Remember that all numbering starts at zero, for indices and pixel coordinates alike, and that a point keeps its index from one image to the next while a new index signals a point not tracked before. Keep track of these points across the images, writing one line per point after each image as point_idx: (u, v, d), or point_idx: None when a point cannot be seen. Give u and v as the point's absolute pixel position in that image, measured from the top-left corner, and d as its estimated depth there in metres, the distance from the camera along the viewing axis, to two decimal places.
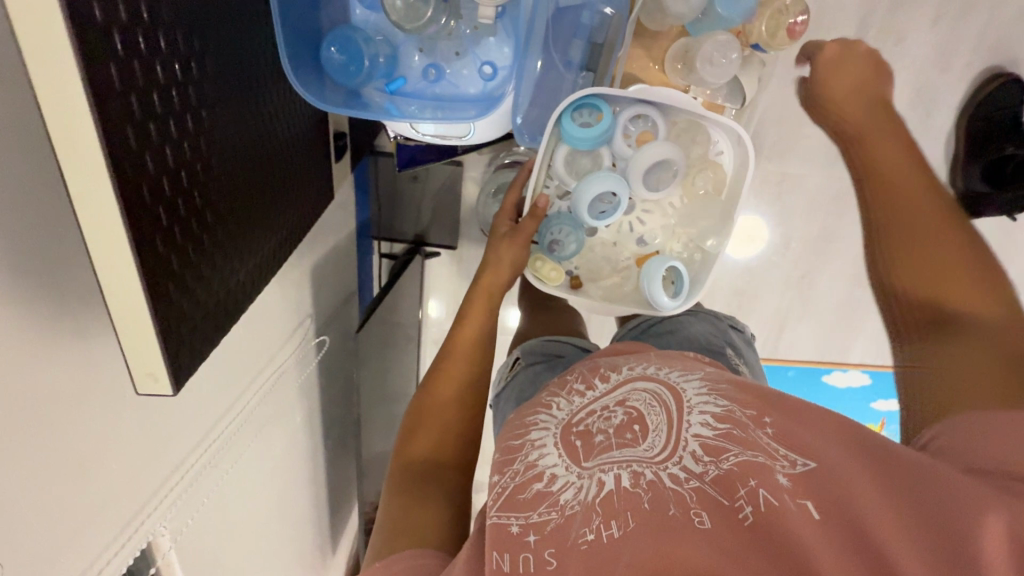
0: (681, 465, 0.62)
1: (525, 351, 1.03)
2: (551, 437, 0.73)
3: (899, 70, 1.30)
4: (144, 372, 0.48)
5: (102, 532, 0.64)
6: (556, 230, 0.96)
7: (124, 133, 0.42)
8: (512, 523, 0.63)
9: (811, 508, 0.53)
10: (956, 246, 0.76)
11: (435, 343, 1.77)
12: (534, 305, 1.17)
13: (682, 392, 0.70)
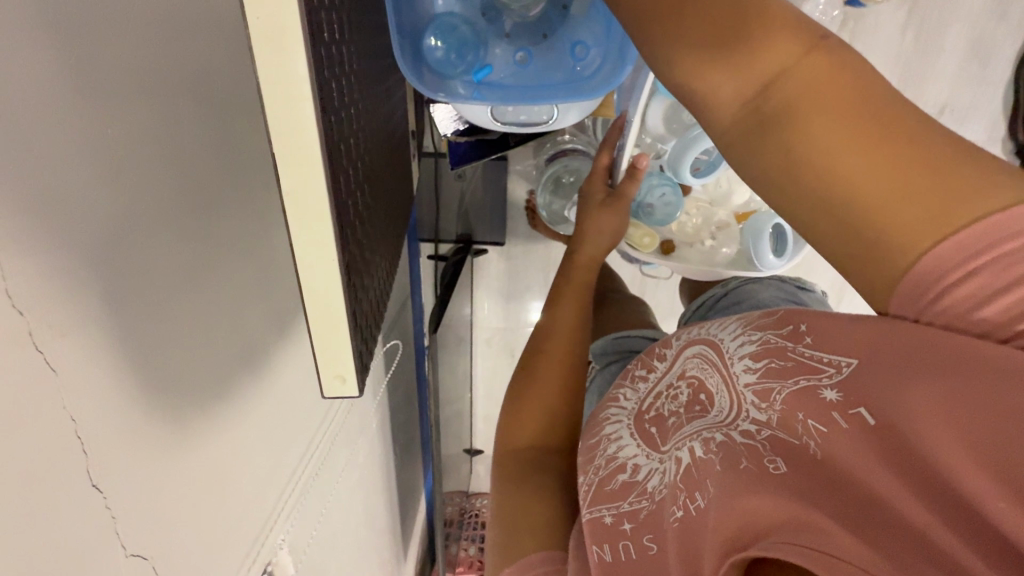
0: (750, 419, 0.57)
1: (597, 354, 0.97)
2: (625, 428, 0.71)
3: (954, 24, 1.26)
4: (332, 374, 0.37)
5: (237, 552, 0.63)
6: (654, 193, 0.98)
7: (330, 101, 0.33)
8: (605, 515, 0.62)
9: (866, 416, 0.46)
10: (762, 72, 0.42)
11: (486, 342, 1.76)
12: (599, 299, 1.16)
13: (721, 341, 0.65)
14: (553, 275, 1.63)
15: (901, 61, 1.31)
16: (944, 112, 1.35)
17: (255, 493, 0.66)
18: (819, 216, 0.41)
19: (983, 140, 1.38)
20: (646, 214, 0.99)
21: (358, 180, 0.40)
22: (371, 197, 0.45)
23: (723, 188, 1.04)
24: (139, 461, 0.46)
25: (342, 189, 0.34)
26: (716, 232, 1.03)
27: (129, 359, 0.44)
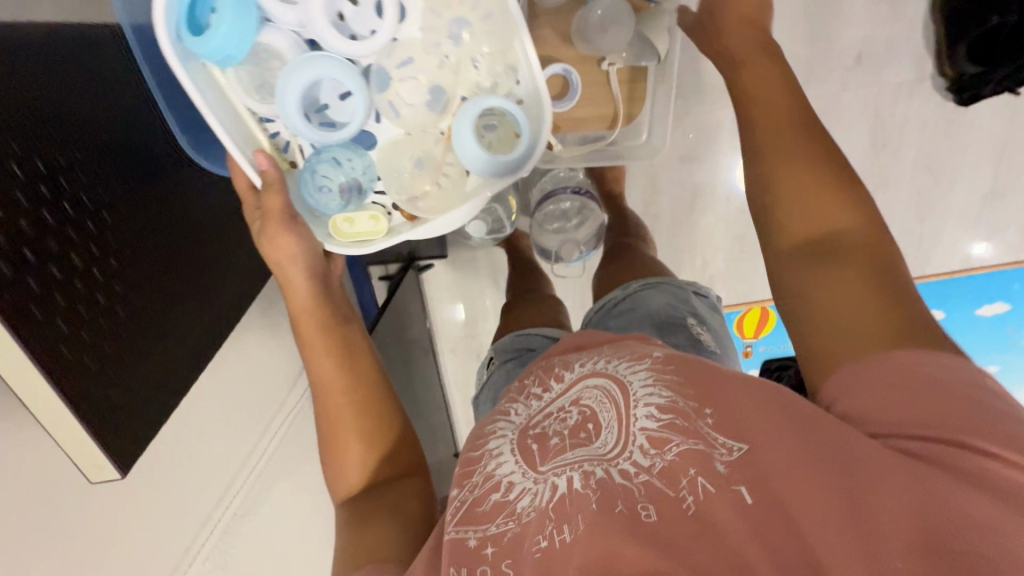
0: (630, 461, 0.61)
1: (498, 349, 1.03)
2: (507, 444, 0.69)
3: None
4: (92, 468, 0.68)
5: None
6: (325, 191, 0.87)
7: (6, 290, 0.57)
8: (470, 538, 0.62)
9: (745, 494, 0.54)
10: (827, 203, 0.67)
11: (452, 352, 1.81)
12: (514, 301, 1.20)
13: (627, 384, 0.67)
14: (503, 277, 1.67)
15: (807, 15, 1.27)
16: (862, 59, 1.30)
17: (146, 537, 0.81)
18: (847, 307, 0.61)
19: (911, 80, 1.32)
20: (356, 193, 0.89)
21: (101, 322, 0.68)
22: (123, 309, 0.71)
23: (394, 107, 0.90)
24: None
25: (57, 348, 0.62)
26: (443, 164, 0.92)
27: None
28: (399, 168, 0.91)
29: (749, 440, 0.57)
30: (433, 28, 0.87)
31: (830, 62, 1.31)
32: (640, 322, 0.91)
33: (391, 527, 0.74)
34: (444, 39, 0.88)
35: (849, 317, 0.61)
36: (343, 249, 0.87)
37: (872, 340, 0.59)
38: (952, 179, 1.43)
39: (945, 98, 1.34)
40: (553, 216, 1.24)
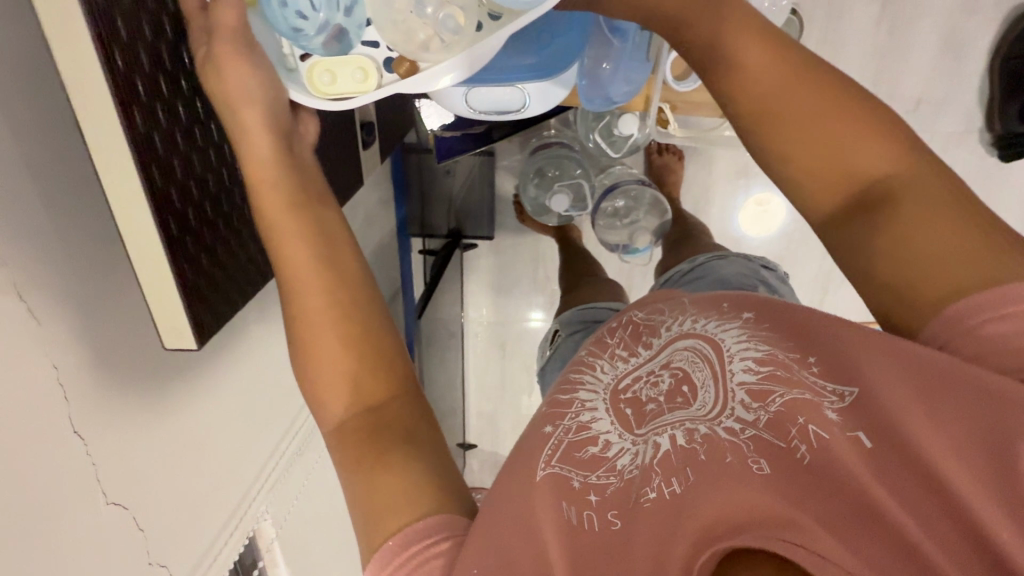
0: (734, 417, 0.53)
1: (562, 322, 0.98)
2: (600, 400, 0.62)
3: (925, 19, 1.30)
4: (170, 329, 0.58)
5: (211, 522, 0.70)
6: (291, 18, 0.60)
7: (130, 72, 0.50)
8: (573, 478, 0.55)
9: (864, 440, 0.45)
10: (830, 130, 0.53)
11: (477, 338, 1.79)
12: (573, 284, 1.20)
13: (719, 339, 0.59)
14: (541, 268, 1.67)
15: (877, 56, 1.33)
16: (920, 105, 1.37)
17: (230, 466, 0.73)
18: (914, 283, 0.49)
19: (961, 132, 1.39)
20: (348, 39, 0.62)
21: (199, 170, 0.60)
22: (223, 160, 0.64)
23: None
24: (105, 421, 0.54)
25: (160, 175, 0.53)
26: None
27: (89, 330, 0.53)
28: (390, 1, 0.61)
29: (859, 382, 0.49)
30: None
31: (890, 104, 1.38)
32: (708, 287, 0.83)
33: (397, 473, 0.52)
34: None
35: (932, 251, 0.48)
36: (315, 102, 0.62)
37: (979, 271, 0.46)
38: None
39: (988, 154, 1.41)
40: (606, 215, 1.28)
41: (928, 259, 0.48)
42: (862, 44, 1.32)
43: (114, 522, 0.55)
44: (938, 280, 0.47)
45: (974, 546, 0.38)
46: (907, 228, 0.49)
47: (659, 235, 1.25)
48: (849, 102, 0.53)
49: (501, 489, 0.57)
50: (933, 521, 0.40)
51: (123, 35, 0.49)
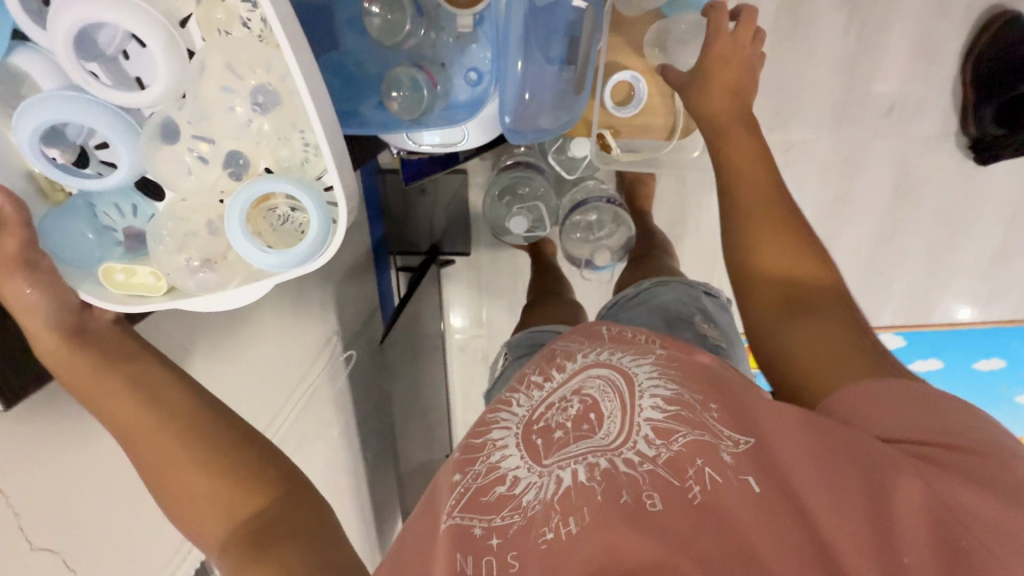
0: (635, 449, 0.54)
1: (511, 346, 0.97)
2: (512, 436, 0.60)
3: (896, 23, 1.27)
4: None
5: (159, 554, 0.77)
6: (80, 233, 0.60)
7: None
8: (475, 525, 0.53)
9: (752, 484, 0.50)
10: (760, 228, 0.70)
11: (461, 351, 1.81)
12: (537, 300, 1.21)
13: (631, 373, 0.60)
14: (520, 283, 1.69)
15: (847, 62, 1.32)
16: (893, 110, 1.35)
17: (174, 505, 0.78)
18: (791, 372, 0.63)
19: (937, 137, 1.37)
20: (145, 247, 0.63)
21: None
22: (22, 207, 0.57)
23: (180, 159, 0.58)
24: (17, 478, 0.56)
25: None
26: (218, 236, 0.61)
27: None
28: (176, 228, 0.60)
29: (755, 433, 0.53)
30: (223, 88, 0.57)
31: (862, 110, 1.36)
32: (646, 316, 0.83)
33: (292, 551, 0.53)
34: (239, 99, 0.58)
35: (816, 350, 0.62)
36: (105, 303, 0.59)
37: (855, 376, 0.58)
38: (969, 235, 1.46)
39: (966, 157, 1.38)
40: (578, 227, 1.26)
41: (810, 347, 0.62)
42: (833, 50, 1.31)
43: (42, 564, 0.59)
44: (803, 370, 0.62)
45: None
46: (795, 330, 0.64)
47: (625, 251, 1.25)
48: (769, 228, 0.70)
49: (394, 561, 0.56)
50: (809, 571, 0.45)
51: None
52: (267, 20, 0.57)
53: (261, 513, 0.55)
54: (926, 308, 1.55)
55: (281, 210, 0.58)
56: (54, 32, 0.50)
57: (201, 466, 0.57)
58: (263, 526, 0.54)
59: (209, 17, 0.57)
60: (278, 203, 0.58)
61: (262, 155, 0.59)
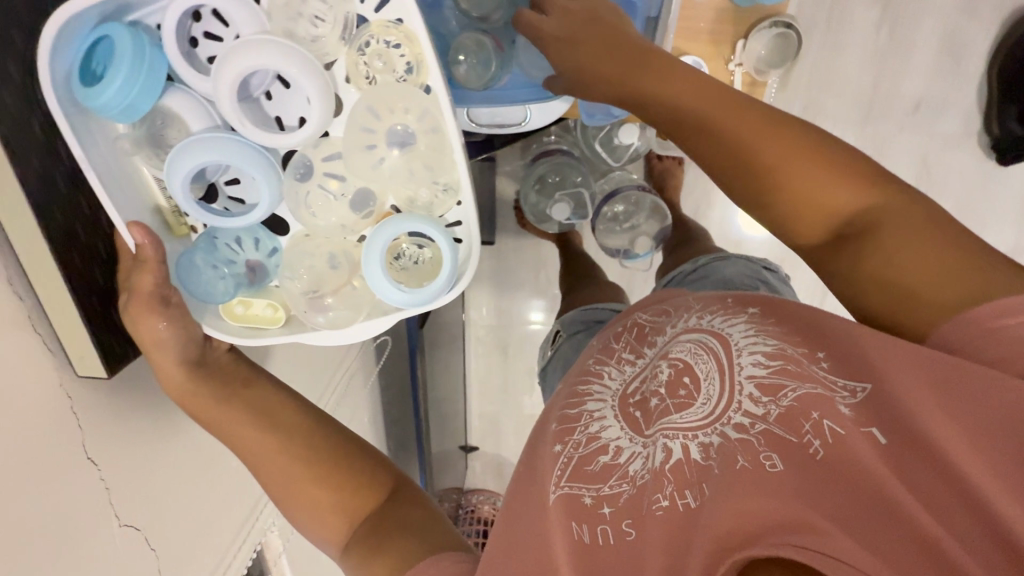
0: (741, 411, 0.50)
1: (565, 322, 0.96)
2: (609, 408, 0.60)
3: (925, 20, 1.28)
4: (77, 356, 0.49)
5: (221, 538, 0.67)
6: (210, 273, 0.55)
7: None
8: (583, 495, 0.54)
9: (877, 436, 0.44)
10: (790, 153, 0.53)
11: (480, 340, 1.79)
12: (576, 287, 1.19)
13: (725, 333, 0.55)
14: (544, 272, 1.68)
15: (877, 58, 1.31)
16: (919, 108, 1.35)
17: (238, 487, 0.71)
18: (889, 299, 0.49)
19: (959, 135, 1.38)
20: (266, 280, 0.58)
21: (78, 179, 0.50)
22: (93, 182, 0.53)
23: (305, 193, 0.55)
24: (105, 453, 0.51)
25: (55, 210, 0.47)
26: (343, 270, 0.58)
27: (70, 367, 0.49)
28: (301, 265, 0.57)
29: (874, 378, 0.46)
30: (365, 129, 0.54)
31: (892, 106, 1.35)
32: (709, 289, 0.82)
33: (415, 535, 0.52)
34: (379, 141, 0.54)
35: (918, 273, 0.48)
36: (228, 339, 0.56)
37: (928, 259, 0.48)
38: (987, 233, 1.46)
39: (987, 156, 1.39)
40: (606, 220, 1.25)
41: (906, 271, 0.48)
42: (863, 44, 1.30)
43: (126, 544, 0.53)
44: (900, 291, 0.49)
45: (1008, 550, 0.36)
46: (877, 251, 0.50)
47: (659, 241, 1.25)
48: (742, 115, 0.56)
49: (509, 517, 0.57)
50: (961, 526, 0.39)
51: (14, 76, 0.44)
52: (417, 64, 0.52)
53: (383, 506, 0.54)
54: None
55: (406, 248, 0.56)
56: (218, 79, 0.46)
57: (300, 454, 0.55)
58: (385, 521, 0.53)
59: (361, 65, 0.53)
60: (404, 243, 0.56)
61: (392, 192, 0.56)
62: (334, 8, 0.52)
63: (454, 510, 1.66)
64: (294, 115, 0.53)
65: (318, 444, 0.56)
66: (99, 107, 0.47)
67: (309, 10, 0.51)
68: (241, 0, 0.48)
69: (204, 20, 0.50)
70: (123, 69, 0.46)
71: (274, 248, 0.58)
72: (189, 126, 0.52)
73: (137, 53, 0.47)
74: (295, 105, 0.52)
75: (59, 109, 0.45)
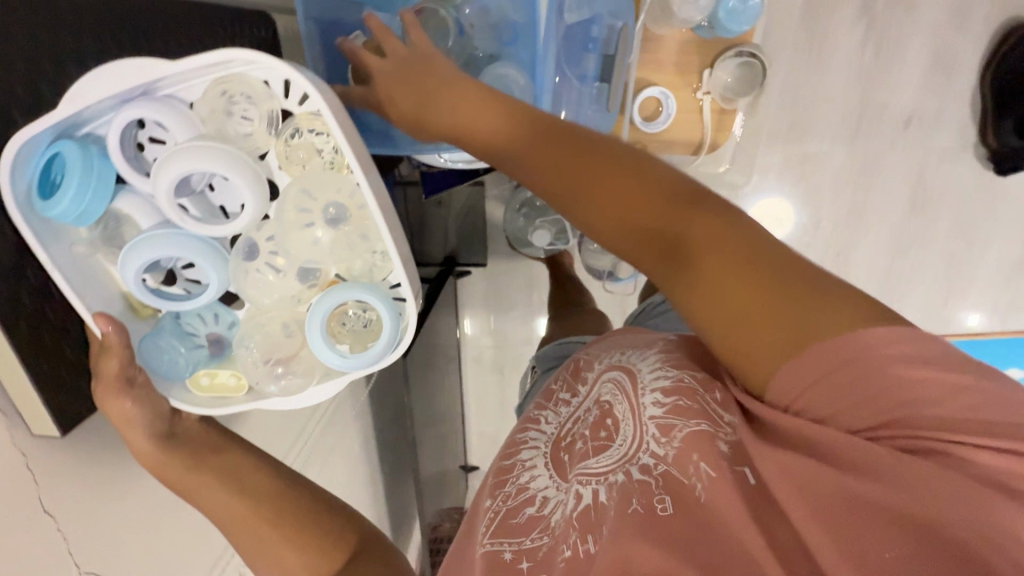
0: (648, 452, 0.51)
1: (540, 359, 0.98)
2: (541, 456, 0.61)
3: (913, 36, 1.27)
4: (32, 417, 0.48)
5: None
6: (174, 353, 0.54)
7: None
8: (504, 550, 0.54)
9: (749, 477, 0.45)
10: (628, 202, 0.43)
11: (475, 361, 1.80)
12: (561, 313, 1.20)
13: (636, 372, 0.57)
14: (537, 293, 1.69)
15: (863, 75, 1.30)
16: (911, 123, 1.33)
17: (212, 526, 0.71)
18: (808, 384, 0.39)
19: (953, 148, 1.34)
20: (228, 350, 0.57)
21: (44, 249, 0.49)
22: None
23: (247, 267, 0.53)
24: (66, 503, 0.52)
25: (2, 280, 0.45)
26: (292, 329, 0.56)
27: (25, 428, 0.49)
28: (258, 334, 0.56)
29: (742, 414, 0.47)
30: (301, 210, 0.53)
31: (881, 121, 1.34)
32: (673, 323, 0.83)
33: None
34: (316, 219, 0.53)
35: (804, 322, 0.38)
36: (194, 409, 0.55)
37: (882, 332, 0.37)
38: (992, 247, 1.42)
39: (983, 170, 1.35)
40: None
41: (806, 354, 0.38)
42: (848, 61, 1.29)
43: None
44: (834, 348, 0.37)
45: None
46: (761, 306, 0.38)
47: None
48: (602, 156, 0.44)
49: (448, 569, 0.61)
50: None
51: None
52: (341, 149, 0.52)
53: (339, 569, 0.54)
54: (949, 320, 1.48)
55: (352, 312, 0.55)
56: (156, 182, 0.47)
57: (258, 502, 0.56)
58: None
59: (291, 154, 0.53)
60: (348, 308, 0.55)
61: (333, 264, 0.55)
62: (259, 104, 0.51)
63: (452, 533, 1.65)
64: (235, 204, 0.52)
65: (279, 496, 0.57)
66: (58, 217, 0.47)
67: (238, 110, 0.51)
68: (174, 108, 0.49)
69: (148, 127, 0.50)
70: (75, 177, 0.47)
71: (232, 321, 0.56)
72: (141, 224, 0.51)
73: (87, 163, 0.47)
74: (235, 194, 0.51)
75: (25, 226, 0.46)
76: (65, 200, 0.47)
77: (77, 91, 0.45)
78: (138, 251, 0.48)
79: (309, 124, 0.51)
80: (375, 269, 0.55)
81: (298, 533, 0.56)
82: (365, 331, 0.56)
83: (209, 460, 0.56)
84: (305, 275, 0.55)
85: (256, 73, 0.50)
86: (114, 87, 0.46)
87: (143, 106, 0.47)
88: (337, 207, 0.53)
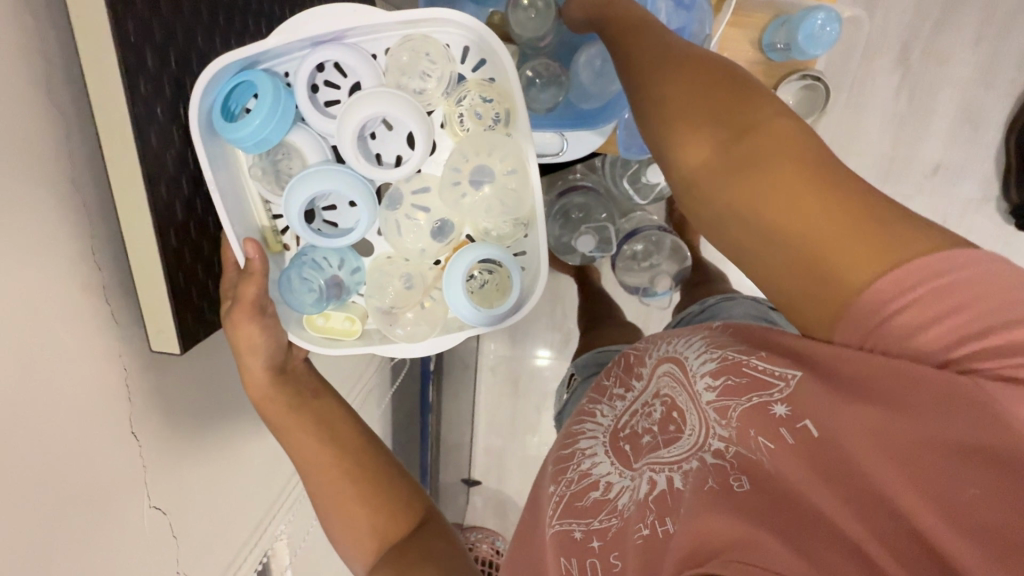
0: (716, 436, 0.50)
1: (578, 366, 0.98)
2: (600, 445, 0.61)
3: (945, 87, 1.30)
4: (157, 328, 0.51)
5: (235, 537, 0.67)
6: (304, 287, 0.58)
7: (140, 62, 0.46)
8: (575, 529, 0.54)
9: (810, 430, 0.43)
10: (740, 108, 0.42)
11: (491, 372, 1.79)
12: (593, 322, 1.21)
13: (685, 358, 0.56)
14: (560, 308, 1.70)
15: (897, 122, 1.33)
16: (938, 171, 1.34)
17: (256, 489, 0.70)
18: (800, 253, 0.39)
19: (979, 199, 1.35)
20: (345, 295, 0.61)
21: (195, 168, 0.54)
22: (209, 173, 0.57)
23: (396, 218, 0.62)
24: (150, 429, 0.53)
25: (162, 186, 0.50)
26: (417, 283, 0.64)
27: (131, 345, 0.50)
28: (385, 285, 0.63)
29: (801, 367, 0.44)
30: (453, 169, 0.62)
31: (910, 168, 1.35)
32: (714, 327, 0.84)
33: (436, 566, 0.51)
34: (463, 179, 0.62)
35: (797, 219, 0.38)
36: (308, 344, 0.60)
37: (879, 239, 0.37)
38: None
39: (1006, 222, 1.36)
40: (625, 259, 1.27)
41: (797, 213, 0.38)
42: (884, 106, 1.31)
43: (153, 524, 0.54)
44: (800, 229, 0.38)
45: (912, 534, 0.36)
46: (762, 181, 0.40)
47: (678, 281, 1.27)
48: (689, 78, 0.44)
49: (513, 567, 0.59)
50: (892, 527, 0.37)
51: (149, 64, 0.47)
52: (504, 116, 0.61)
53: (408, 536, 0.54)
54: None
55: (477, 272, 0.63)
56: (344, 124, 0.55)
57: (331, 451, 0.56)
58: (408, 548, 0.52)
59: (457, 115, 0.61)
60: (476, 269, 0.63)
61: (467, 223, 0.64)
62: (440, 67, 0.59)
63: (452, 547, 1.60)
64: (392, 154, 0.61)
65: (351, 446, 0.58)
66: (235, 139, 0.54)
67: (422, 67, 0.59)
68: (360, 59, 0.56)
69: (326, 72, 0.58)
70: (263, 110, 0.54)
71: (356, 267, 0.62)
72: (307, 159, 0.58)
73: (275, 97, 0.54)
74: (395, 146, 0.61)
75: (201, 142, 0.51)
76: (246, 123, 0.53)
77: (288, 28, 0.53)
78: (304, 183, 0.55)
79: (479, 92, 0.60)
80: (498, 235, 0.63)
81: (368, 486, 0.56)
82: (488, 292, 0.63)
83: (290, 405, 0.58)
84: (437, 234, 0.63)
85: (440, 38, 0.59)
86: (316, 29, 0.54)
87: (329, 49, 0.55)
88: (483, 169, 0.61)
